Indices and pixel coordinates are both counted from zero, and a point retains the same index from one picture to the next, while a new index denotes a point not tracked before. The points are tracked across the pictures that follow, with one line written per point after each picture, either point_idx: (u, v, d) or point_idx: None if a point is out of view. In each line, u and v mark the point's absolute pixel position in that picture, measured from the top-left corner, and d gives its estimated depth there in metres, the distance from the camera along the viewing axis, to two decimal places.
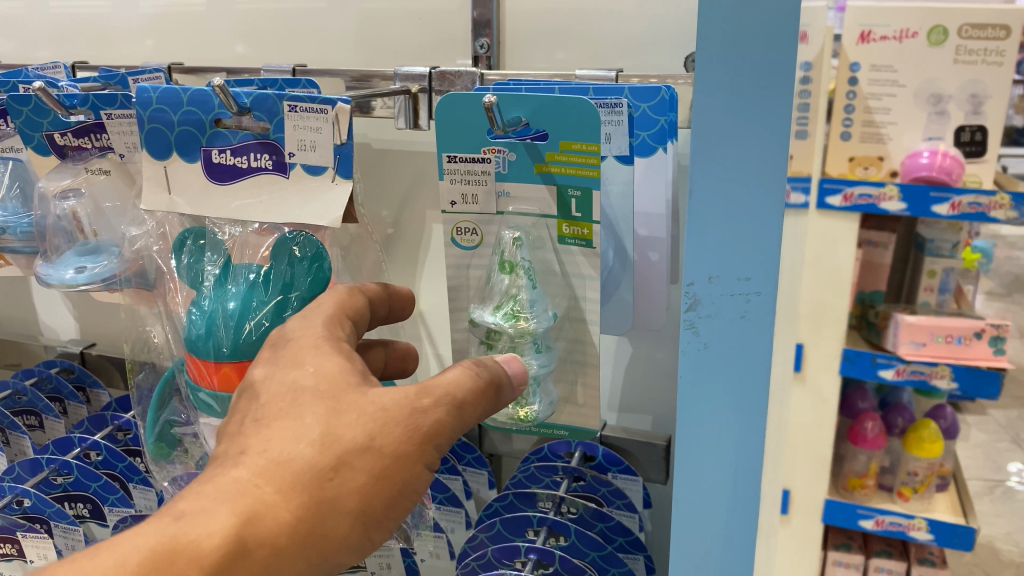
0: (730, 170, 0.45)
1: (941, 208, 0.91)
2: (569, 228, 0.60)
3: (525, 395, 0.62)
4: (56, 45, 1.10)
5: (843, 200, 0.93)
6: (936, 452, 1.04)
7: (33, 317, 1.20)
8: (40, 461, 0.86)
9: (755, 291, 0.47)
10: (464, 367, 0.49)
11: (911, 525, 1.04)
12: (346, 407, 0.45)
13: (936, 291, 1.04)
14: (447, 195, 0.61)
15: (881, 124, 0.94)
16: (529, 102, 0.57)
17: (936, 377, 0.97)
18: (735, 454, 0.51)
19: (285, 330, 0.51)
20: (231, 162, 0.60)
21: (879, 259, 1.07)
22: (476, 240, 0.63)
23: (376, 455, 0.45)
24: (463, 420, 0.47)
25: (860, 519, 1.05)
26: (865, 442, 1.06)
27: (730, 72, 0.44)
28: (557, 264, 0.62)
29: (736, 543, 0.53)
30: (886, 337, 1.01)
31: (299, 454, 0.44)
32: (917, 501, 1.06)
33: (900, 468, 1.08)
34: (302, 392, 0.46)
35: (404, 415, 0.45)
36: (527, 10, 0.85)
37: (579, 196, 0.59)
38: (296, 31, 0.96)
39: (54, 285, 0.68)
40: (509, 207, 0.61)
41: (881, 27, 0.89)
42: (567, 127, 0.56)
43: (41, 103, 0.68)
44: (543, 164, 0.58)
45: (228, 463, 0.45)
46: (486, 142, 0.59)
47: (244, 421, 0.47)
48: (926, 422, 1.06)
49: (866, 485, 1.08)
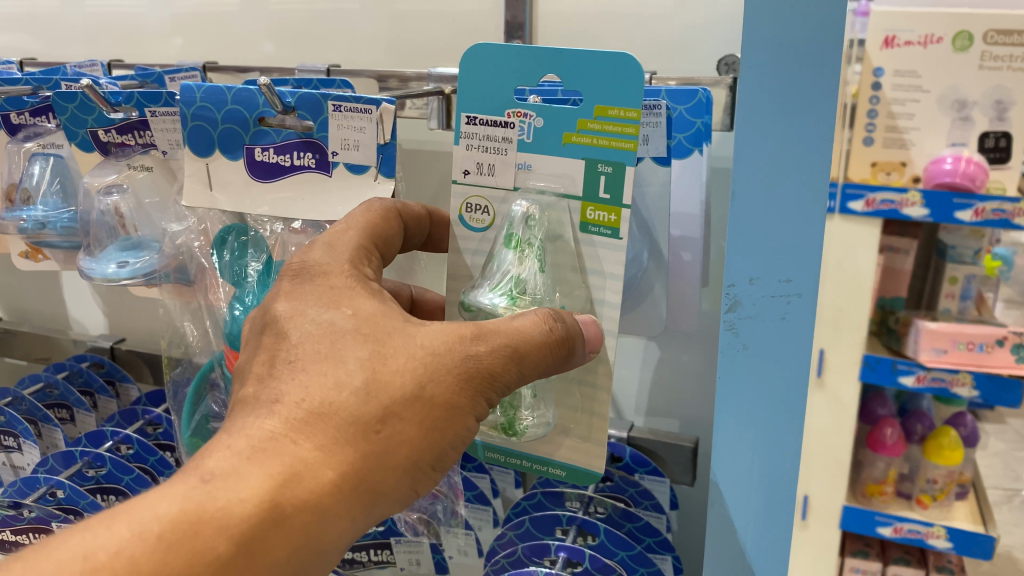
0: (771, 176, 0.51)
1: (967, 223, 0.51)
2: (593, 212, 0.56)
3: (518, 406, 0.56)
4: (89, 44, 1.11)
5: (872, 202, 0.52)
6: (959, 461, 0.72)
7: (63, 313, 1.22)
8: (73, 453, 0.87)
9: (795, 292, 0.53)
10: (539, 316, 0.51)
11: (929, 533, 0.64)
12: (393, 353, 0.48)
13: (960, 298, 0.69)
14: (461, 163, 0.58)
15: (903, 125, 0.53)
16: (561, 62, 0.54)
17: (956, 387, 0.56)
18: (774, 440, 0.57)
19: (308, 258, 0.53)
20: (274, 161, 0.61)
21: (901, 264, 0.70)
22: (487, 220, 0.59)
23: (426, 403, 0.48)
24: (524, 370, 0.50)
25: (876, 527, 0.64)
26: (885, 449, 0.72)
27: (773, 74, 0.50)
28: (576, 255, 0.57)
29: (773, 513, 0.59)
30: (906, 346, 0.59)
31: (345, 405, 0.46)
32: (937, 513, 0.70)
33: (917, 474, 0.73)
34: (343, 333, 0.49)
35: (454, 364, 0.49)
36: (558, 9, 0.85)
37: (609, 173, 0.54)
38: (326, 31, 0.97)
39: (96, 280, 0.69)
40: (527, 182, 0.57)
41: (905, 31, 0.50)
42: (604, 90, 0.53)
43: (87, 100, 0.70)
44: (572, 133, 0.54)
45: (260, 412, 0.47)
46: (513, 104, 0.56)
47: (273, 361, 0.49)
48: (949, 427, 0.74)
49: (884, 493, 0.71)
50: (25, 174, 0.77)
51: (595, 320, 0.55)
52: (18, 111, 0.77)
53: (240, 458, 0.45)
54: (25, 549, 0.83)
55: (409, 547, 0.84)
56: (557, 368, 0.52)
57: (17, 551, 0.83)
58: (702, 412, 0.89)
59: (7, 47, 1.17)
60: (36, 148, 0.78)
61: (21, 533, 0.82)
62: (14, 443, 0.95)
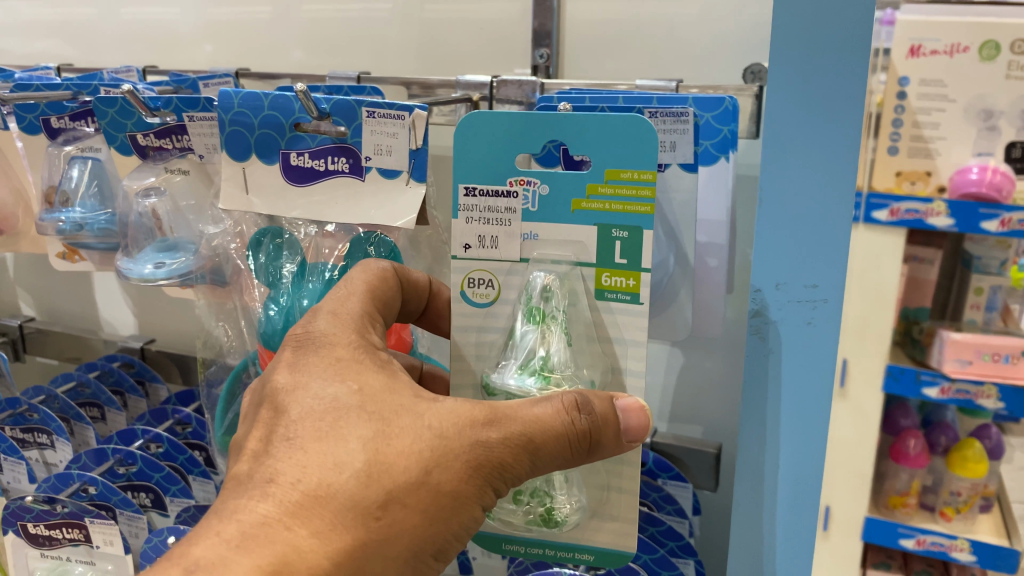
0: (797, 185, 0.52)
1: (986, 230, 0.57)
2: (609, 279, 0.52)
3: (549, 494, 0.53)
4: (124, 50, 1.14)
5: (891, 216, 0.58)
6: (984, 474, 0.74)
7: (94, 313, 1.25)
8: (105, 451, 0.89)
9: (822, 298, 0.54)
10: (563, 402, 0.48)
11: (952, 546, 0.70)
12: (398, 433, 0.47)
13: (985, 309, 0.73)
14: (461, 237, 0.53)
15: (929, 135, 0.57)
16: (564, 126, 0.51)
17: (981, 399, 0.63)
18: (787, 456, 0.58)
19: (313, 327, 0.53)
20: (309, 165, 0.62)
21: (924, 275, 0.74)
22: (492, 294, 0.55)
23: (432, 490, 0.47)
24: (539, 459, 0.48)
25: (899, 539, 0.70)
26: (909, 462, 0.74)
27: (801, 74, 0.50)
28: (595, 325, 0.53)
29: (797, 523, 0.60)
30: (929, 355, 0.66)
31: (343, 487, 0.45)
32: (960, 525, 0.74)
33: (941, 486, 0.76)
34: (345, 410, 0.48)
35: (463, 449, 0.47)
36: (586, 18, 0.87)
37: (625, 238, 0.51)
38: (354, 39, 0.99)
39: (133, 279, 0.70)
40: (535, 253, 0.53)
41: (930, 39, 0.54)
42: (616, 153, 0.50)
43: (127, 105, 0.72)
44: (582, 200, 0.52)
45: (252, 493, 0.46)
46: (515, 172, 0.52)
47: (270, 438, 0.48)
48: (973, 440, 0.75)
49: (907, 504, 0.74)
50: (64, 177, 0.79)
51: (641, 405, 0.50)
52: (59, 116, 0.79)
53: (229, 546, 0.44)
54: (59, 542, 0.85)
55: None
56: (582, 458, 0.49)
57: (50, 544, 0.85)
58: (726, 418, 0.89)
59: (41, 53, 1.20)
60: (76, 151, 0.80)
61: (54, 527, 0.84)
62: (47, 440, 0.97)
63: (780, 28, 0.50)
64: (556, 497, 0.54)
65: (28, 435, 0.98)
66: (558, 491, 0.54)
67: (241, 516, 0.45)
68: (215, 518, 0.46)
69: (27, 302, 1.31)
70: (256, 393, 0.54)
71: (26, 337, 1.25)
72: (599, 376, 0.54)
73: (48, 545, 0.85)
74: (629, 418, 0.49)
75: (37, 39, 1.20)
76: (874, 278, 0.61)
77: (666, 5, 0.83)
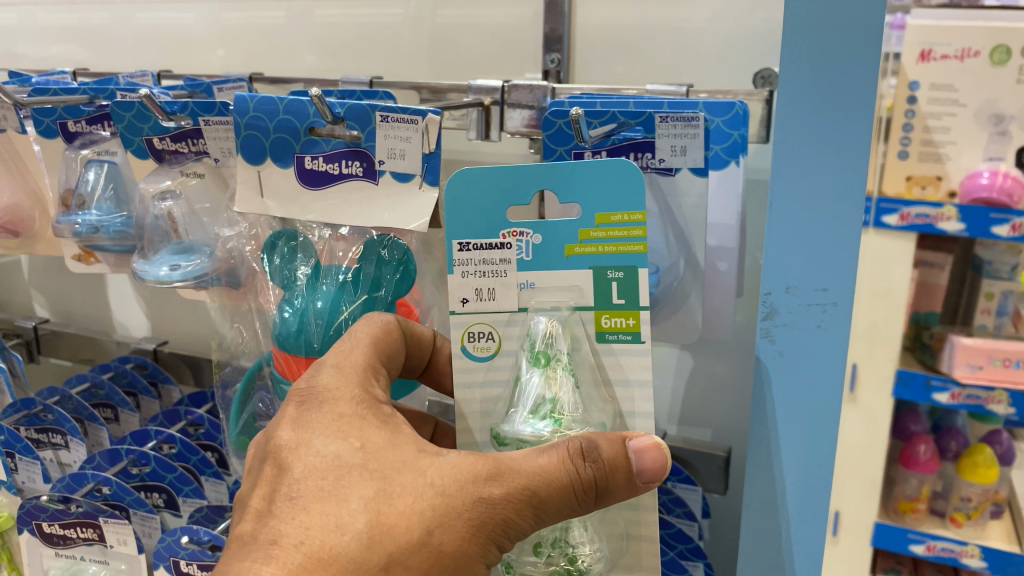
0: (811, 190, 0.52)
1: (997, 234, 0.58)
2: (609, 321, 0.53)
3: (571, 543, 0.50)
4: (138, 53, 1.15)
5: (901, 221, 0.60)
6: (994, 479, 0.75)
7: (108, 315, 1.26)
8: (119, 452, 0.90)
9: (831, 301, 0.54)
10: (562, 453, 0.47)
11: (962, 552, 0.70)
12: (399, 493, 0.47)
13: (996, 314, 0.74)
14: (458, 292, 0.54)
15: (938, 140, 0.60)
16: (553, 175, 0.53)
17: (991, 404, 0.63)
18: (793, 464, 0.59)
19: (316, 383, 0.53)
20: (323, 169, 0.63)
21: (935, 280, 0.76)
22: (493, 347, 0.55)
23: (433, 550, 0.46)
24: (543, 513, 0.47)
25: (910, 545, 0.70)
26: (919, 467, 0.76)
27: (812, 79, 0.51)
28: (598, 369, 0.53)
29: (806, 525, 0.60)
30: (940, 360, 0.67)
31: (345, 549, 0.45)
32: (971, 531, 0.74)
33: (951, 492, 0.77)
34: (348, 469, 0.48)
35: (465, 507, 0.47)
36: (596, 24, 0.87)
37: (621, 278, 0.52)
38: (366, 43, 1.00)
39: (149, 282, 0.71)
40: (533, 301, 0.54)
41: (940, 45, 0.57)
42: (606, 198, 0.52)
43: (143, 109, 0.73)
44: (575, 245, 0.53)
45: (257, 556, 0.46)
46: (507, 225, 0.53)
47: (273, 497, 0.49)
48: (983, 446, 0.77)
49: (917, 510, 0.75)
50: (81, 180, 0.80)
51: (655, 444, 0.48)
52: (76, 120, 0.80)
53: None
54: (74, 542, 0.85)
55: None
56: (589, 508, 0.48)
57: (65, 543, 0.86)
58: (736, 422, 0.89)
59: (56, 56, 1.21)
60: (92, 155, 0.80)
61: (69, 526, 0.85)
62: (61, 441, 0.98)
63: (792, 38, 0.51)
64: (576, 547, 0.50)
65: (42, 436, 0.99)
66: (579, 538, 0.51)
67: None
68: None
69: (41, 304, 1.32)
70: (261, 448, 0.54)
71: (40, 338, 1.26)
72: (610, 420, 0.53)
73: (63, 544, 0.86)
74: (643, 460, 0.48)
75: (52, 43, 1.21)
76: (884, 282, 0.62)
77: (678, 11, 0.83)
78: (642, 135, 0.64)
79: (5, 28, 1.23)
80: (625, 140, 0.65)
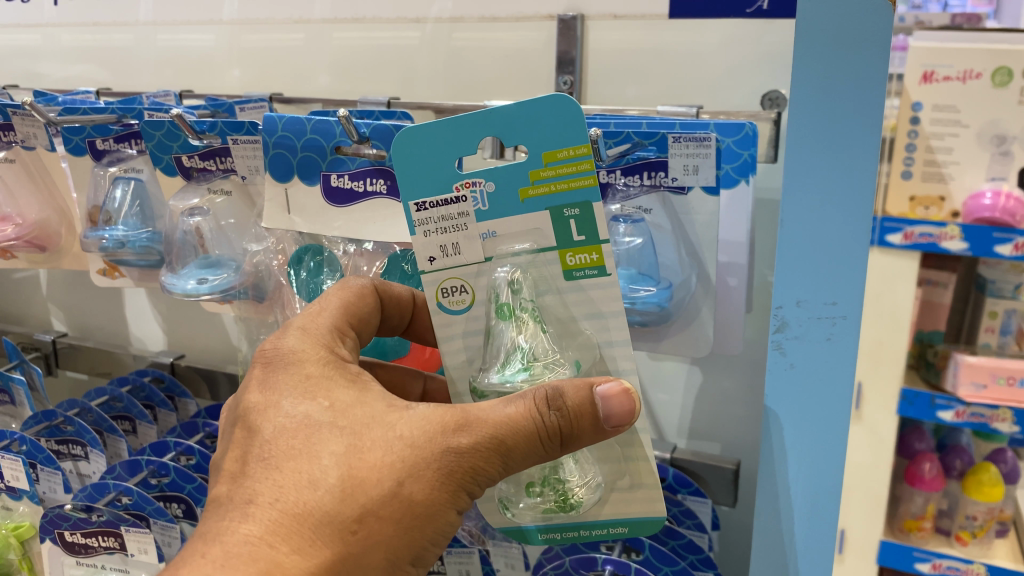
0: (816, 206, 0.54)
1: (1001, 252, 0.67)
2: (574, 258, 0.53)
3: (564, 476, 0.52)
4: (160, 73, 1.18)
5: (905, 239, 0.68)
6: (999, 497, 0.82)
7: (125, 328, 1.28)
8: (140, 461, 0.91)
9: (841, 315, 0.56)
10: (528, 403, 0.48)
11: (968, 570, 0.78)
12: (370, 447, 0.49)
13: (1000, 333, 0.83)
14: (424, 250, 0.54)
15: (943, 159, 0.70)
16: (494, 122, 0.51)
17: (997, 422, 0.71)
18: (792, 471, 0.61)
19: (283, 346, 0.55)
20: (348, 186, 0.66)
21: (939, 299, 0.85)
22: (467, 298, 0.55)
23: (406, 500, 0.48)
24: (511, 461, 0.49)
25: (915, 563, 0.80)
26: (924, 485, 0.83)
27: (822, 91, 0.53)
28: (571, 313, 0.54)
29: (815, 534, 0.62)
30: (944, 378, 0.76)
31: (319, 504, 0.47)
32: (977, 548, 0.82)
33: (958, 510, 0.84)
34: (318, 426, 0.50)
35: (434, 457, 0.49)
36: (608, 46, 0.90)
37: (578, 214, 0.51)
38: (385, 64, 1.02)
39: (177, 294, 0.74)
40: (497, 249, 0.54)
41: (943, 66, 0.67)
42: (545, 136, 0.51)
43: (174, 128, 0.75)
44: (528, 188, 0.52)
45: (234, 515, 0.47)
46: (458, 176, 0.52)
47: (245, 460, 0.50)
48: (988, 465, 0.84)
49: (923, 528, 0.83)
50: (108, 197, 0.82)
51: (623, 388, 0.48)
52: (104, 138, 0.82)
53: (214, 567, 0.45)
54: (96, 550, 0.88)
55: (460, 557, 0.81)
56: (557, 454, 0.49)
57: (87, 552, 0.88)
58: (742, 437, 0.91)
59: (77, 76, 1.24)
60: (119, 172, 0.83)
61: (91, 535, 0.87)
62: (82, 451, 0.99)
63: (801, 57, 0.53)
64: (569, 479, 0.52)
65: (63, 447, 1.01)
66: (571, 471, 0.53)
67: (225, 538, 0.46)
68: (202, 540, 0.47)
69: (59, 317, 1.34)
70: (230, 412, 0.55)
71: (58, 352, 1.28)
72: (589, 363, 0.54)
73: (85, 553, 0.88)
74: (610, 404, 0.48)
75: (74, 62, 1.24)
76: (889, 300, 0.70)
77: (688, 34, 0.85)
78: (655, 155, 0.66)
79: (29, 48, 1.27)
80: (639, 159, 0.67)
